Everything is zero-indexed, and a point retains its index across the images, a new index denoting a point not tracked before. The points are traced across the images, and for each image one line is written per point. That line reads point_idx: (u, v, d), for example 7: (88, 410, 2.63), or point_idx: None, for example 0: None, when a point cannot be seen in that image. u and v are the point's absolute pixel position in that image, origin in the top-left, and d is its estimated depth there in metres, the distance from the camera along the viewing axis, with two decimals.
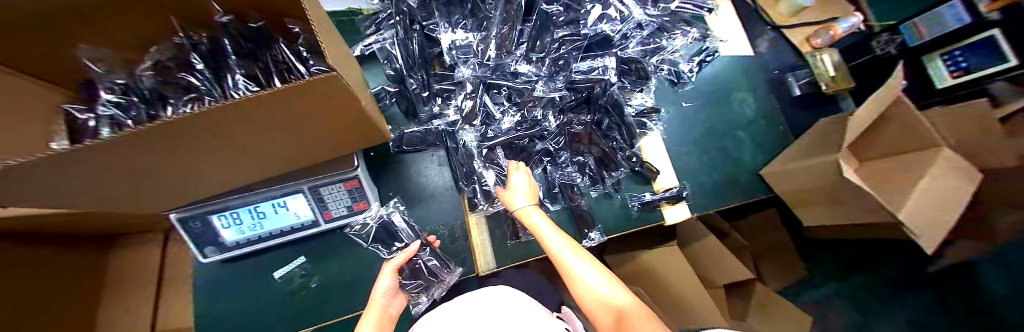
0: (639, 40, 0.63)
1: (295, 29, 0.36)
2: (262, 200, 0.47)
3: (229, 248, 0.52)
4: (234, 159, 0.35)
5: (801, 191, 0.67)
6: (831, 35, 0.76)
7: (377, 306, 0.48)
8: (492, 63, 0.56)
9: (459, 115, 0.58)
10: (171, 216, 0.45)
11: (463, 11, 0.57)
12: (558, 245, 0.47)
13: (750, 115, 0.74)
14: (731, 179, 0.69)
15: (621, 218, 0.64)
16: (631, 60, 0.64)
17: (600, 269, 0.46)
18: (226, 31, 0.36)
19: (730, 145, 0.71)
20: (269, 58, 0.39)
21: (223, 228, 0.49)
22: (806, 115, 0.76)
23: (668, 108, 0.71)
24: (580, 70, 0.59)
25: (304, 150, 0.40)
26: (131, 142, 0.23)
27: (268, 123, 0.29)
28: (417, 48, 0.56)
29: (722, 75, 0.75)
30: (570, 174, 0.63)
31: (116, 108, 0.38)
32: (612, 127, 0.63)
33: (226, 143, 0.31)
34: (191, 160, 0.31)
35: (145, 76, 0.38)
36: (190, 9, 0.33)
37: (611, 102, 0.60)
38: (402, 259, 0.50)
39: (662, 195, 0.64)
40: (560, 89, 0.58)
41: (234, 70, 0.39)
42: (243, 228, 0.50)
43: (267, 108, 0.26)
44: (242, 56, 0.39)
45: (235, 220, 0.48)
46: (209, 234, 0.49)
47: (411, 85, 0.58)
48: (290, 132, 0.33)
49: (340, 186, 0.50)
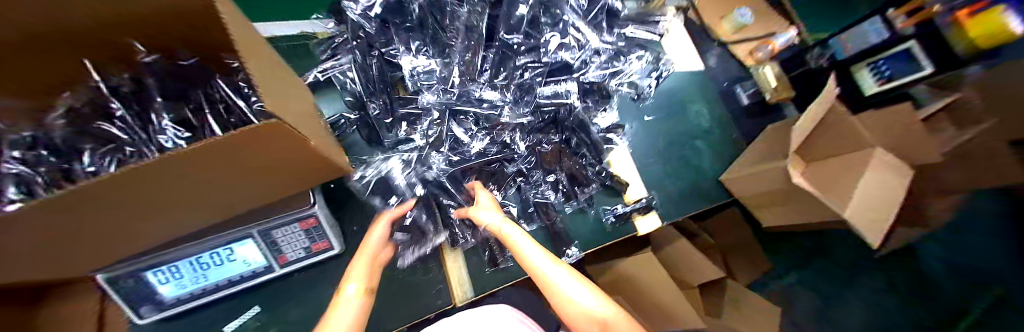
0: (598, 65, 0.65)
1: (233, 63, 0.35)
2: (205, 250, 0.42)
3: (167, 305, 0.46)
4: (160, 214, 0.31)
5: (759, 195, 0.71)
6: (769, 48, 0.85)
7: (366, 254, 0.47)
8: (457, 90, 0.56)
9: (426, 140, 0.57)
10: (97, 276, 0.39)
11: (424, 36, 0.58)
12: (535, 260, 0.45)
13: (708, 125, 0.78)
14: (695, 186, 0.73)
15: (596, 233, 0.65)
16: (593, 83, 0.65)
17: (583, 280, 0.44)
18: (152, 71, 0.34)
19: (693, 154, 0.75)
20: (201, 96, 0.36)
21: (160, 284, 0.43)
22: (755, 122, 0.83)
23: (633, 122, 0.74)
24: (544, 95, 0.60)
25: (248, 195, 0.36)
26: (20, 218, 0.19)
27: (205, 175, 0.27)
28: (377, 73, 0.55)
29: (680, 87, 0.80)
30: (543, 192, 0.64)
31: (20, 165, 0.32)
32: (580, 145, 0.64)
33: (152, 200, 0.27)
34: (108, 221, 0.27)
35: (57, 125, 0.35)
36: (103, 52, 0.30)
37: (577, 123, 0.62)
38: (399, 211, 0.53)
39: (633, 206, 0.65)
40: (527, 114, 0.58)
41: (162, 113, 0.35)
42: (184, 282, 0.44)
43: (200, 160, 0.23)
44: (174, 100, 0.36)
45: (174, 274, 0.43)
46: (142, 293, 0.43)
47: (372, 109, 0.55)
48: (232, 179, 0.30)
49: (297, 226, 0.46)
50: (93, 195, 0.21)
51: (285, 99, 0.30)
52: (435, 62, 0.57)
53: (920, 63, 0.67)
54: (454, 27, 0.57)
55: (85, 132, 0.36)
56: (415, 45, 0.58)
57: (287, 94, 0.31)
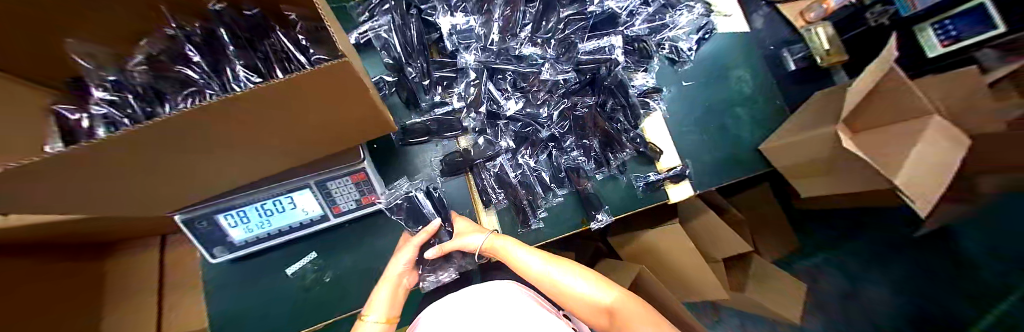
0: (645, 16, 0.65)
1: (291, 15, 0.35)
2: (268, 196, 0.45)
3: (237, 247, 0.51)
4: (233, 159, 0.34)
5: (799, 165, 0.68)
6: (823, 9, 0.76)
7: (389, 279, 0.51)
8: (496, 47, 0.56)
9: (463, 102, 0.58)
10: (175, 217, 0.43)
11: None
12: (532, 268, 0.49)
13: (750, 91, 0.74)
14: (732, 156, 0.71)
15: (627, 199, 0.65)
16: (637, 38, 0.64)
17: (582, 274, 0.49)
18: (221, 19, 0.35)
19: (731, 122, 0.72)
20: (267, 46, 0.38)
21: (230, 227, 0.48)
22: (802, 89, 0.78)
23: (671, 87, 0.71)
24: (585, 50, 0.59)
25: (303, 146, 0.38)
26: (141, 139, 0.21)
27: (277, 115, 0.28)
28: (415, 34, 0.55)
29: (721, 50, 0.75)
30: (576, 159, 0.63)
31: (111, 106, 0.36)
32: (616, 109, 0.62)
33: (231, 139, 0.29)
34: (195, 159, 0.30)
35: (141, 71, 0.37)
36: None
37: (616, 83, 0.61)
38: (423, 237, 0.53)
39: (666, 174, 0.64)
40: (567, 71, 0.58)
41: (234, 61, 0.38)
42: (250, 226, 0.49)
43: (276, 99, 0.24)
44: (239, 48, 0.37)
45: (241, 218, 0.47)
46: (215, 235, 0.48)
47: (410, 72, 0.56)
48: (297, 123, 0.32)
49: (347, 180, 0.49)
50: (194, 124, 0.23)
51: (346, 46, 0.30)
52: (468, 20, 0.55)
53: (994, 22, 0.60)
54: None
55: (164, 78, 0.38)
56: (453, 2, 0.56)
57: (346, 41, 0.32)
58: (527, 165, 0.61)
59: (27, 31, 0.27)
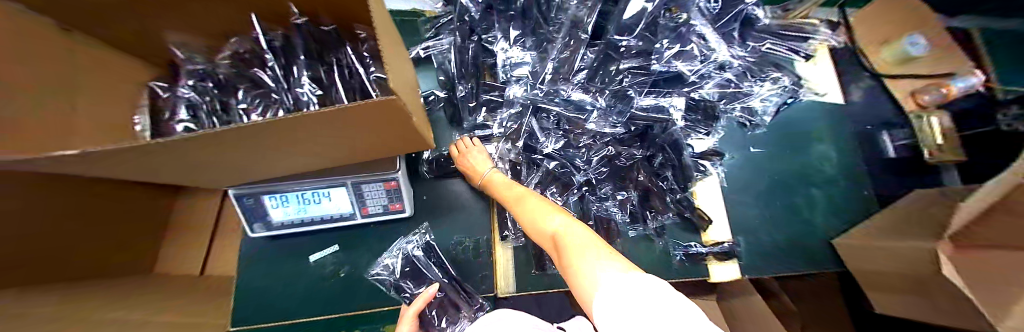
0: (718, 81, 0.58)
1: (362, 34, 0.38)
2: (309, 188, 0.48)
3: (274, 227, 0.55)
4: (276, 161, 0.36)
5: (882, 276, 0.56)
6: (943, 93, 0.65)
7: None
8: (545, 86, 0.54)
9: (502, 131, 0.57)
10: (229, 190, 0.48)
11: (524, 27, 0.57)
12: (509, 193, 0.48)
13: (832, 173, 0.64)
14: (797, 245, 0.60)
15: (661, 267, 0.56)
16: (707, 102, 0.57)
17: (554, 207, 0.42)
18: (302, 35, 0.38)
19: (801, 203, 0.62)
20: (333, 59, 0.40)
21: (272, 208, 0.52)
22: (903, 182, 0.64)
23: (732, 152, 0.64)
24: (641, 106, 0.55)
25: (341, 156, 0.40)
26: (202, 151, 0.23)
27: (327, 133, 0.29)
28: (471, 57, 0.56)
29: (802, 121, 0.66)
30: (608, 209, 0.58)
31: (194, 92, 0.42)
32: (664, 166, 0.57)
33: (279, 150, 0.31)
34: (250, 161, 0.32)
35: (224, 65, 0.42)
36: (270, 10, 0.36)
37: (668, 141, 0.55)
38: (422, 302, 0.52)
39: (710, 248, 0.57)
40: (616, 124, 0.54)
41: (302, 70, 0.40)
42: (288, 210, 0.52)
43: (319, 127, 0.25)
44: (311, 59, 0.40)
45: (284, 201, 0.50)
46: (257, 211, 0.52)
47: (459, 93, 0.57)
48: (340, 140, 0.33)
49: (380, 185, 0.51)
50: (248, 143, 0.24)
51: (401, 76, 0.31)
52: (527, 56, 0.56)
53: None
54: (560, 21, 0.54)
55: (240, 75, 0.42)
56: (514, 34, 0.57)
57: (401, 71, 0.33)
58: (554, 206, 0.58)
59: (138, 10, 0.34)
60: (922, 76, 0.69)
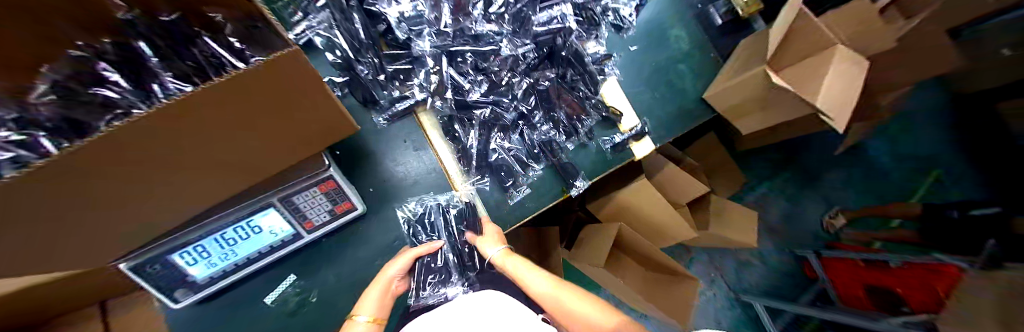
0: None
1: (217, 17, 0.32)
2: (226, 225, 0.41)
3: (201, 286, 0.47)
4: (150, 196, 0.29)
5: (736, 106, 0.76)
6: None
7: (381, 282, 0.50)
8: (451, 29, 0.55)
9: (425, 92, 0.57)
10: (120, 266, 0.37)
11: None
12: (535, 283, 0.51)
13: (691, 47, 0.82)
14: (682, 110, 0.78)
15: (599, 163, 0.67)
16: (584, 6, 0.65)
17: (584, 299, 0.48)
18: (136, 31, 0.31)
19: (677, 78, 0.79)
20: (195, 53, 0.36)
21: (189, 266, 0.43)
22: (732, 39, 0.85)
23: (620, 52, 0.75)
24: (539, 21, 0.60)
25: (241, 168, 0.34)
26: (73, 162, 0.19)
27: (205, 126, 0.25)
28: (360, 28, 0.52)
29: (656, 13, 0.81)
30: (547, 133, 0.64)
31: (19, 148, 0.29)
32: (577, 79, 0.64)
33: (144, 171, 0.25)
34: (129, 187, 0.26)
35: (46, 104, 0.31)
36: (88, 12, 0.26)
37: (572, 53, 0.63)
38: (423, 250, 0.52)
39: (629, 134, 0.67)
40: (526, 44, 0.59)
41: (161, 74, 0.35)
42: (212, 260, 0.44)
43: (177, 116, 0.21)
44: (165, 58, 0.36)
45: (202, 255, 0.42)
46: (172, 277, 0.43)
47: (362, 71, 0.52)
48: (233, 140, 0.29)
49: (315, 191, 0.46)
50: (120, 140, 0.20)
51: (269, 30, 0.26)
52: (419, 8, 0.54)
53: None
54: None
55: (77, 105, 0.32)
56: None
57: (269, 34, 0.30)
58: (502, 148, 0.61)
59: None
60: None
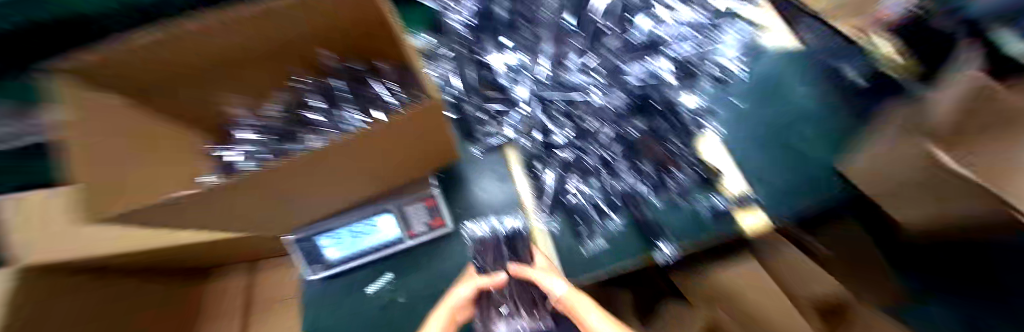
0: (692, 41, 0.62)
1: (380, 65, 0.46)
2: (356, 220, 0.51)
3: (332, 265, 0.56)
4: (297, 191, 0.38)
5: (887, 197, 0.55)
6: None
7: (450, 301, 0.41)
8: (548, 79, 0.59)
9: (515, 131, 0.62)
10: (290, 238, 0.51)
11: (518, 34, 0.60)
12: None
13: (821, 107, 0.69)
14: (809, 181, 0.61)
15: (692, 226, 0.55)
16: (686, 61, 0.62)
17: None
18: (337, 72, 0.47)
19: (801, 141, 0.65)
20: (365, 91, 0.46)
21: (329, 247, 0.53)
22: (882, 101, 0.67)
23: (716, 106, 0.72)
24: (633, 74, 0.59)
25: (359, 179, 0.41)
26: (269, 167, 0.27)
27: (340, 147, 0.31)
28: (473, 75, 0.63)
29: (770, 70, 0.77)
30: (631, 183, 0.59)
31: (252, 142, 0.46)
32: (669, 131, 0.61)
33: (296, 174, 0.33)
34: (282, 185, 0.34)
35: (274, 115, 0.48)
36: (311, 54, 0.43)
37: (665, 105, 0.61)
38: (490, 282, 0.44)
39: (732, 200, 0.56)
40: (617, 96, 0.59)
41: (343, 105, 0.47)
42: (343, 246, 0.54)
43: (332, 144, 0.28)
44: (346, 93, 0.47)
45: (337, 238, 0.52)
46: (316, 253, 0.54)
47: (467, 108, 0.63)
48: (360, 157, 0.36)
49: (422, 205, 0.54)
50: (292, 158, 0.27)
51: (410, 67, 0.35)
52: (521, 58, 0.60)
53: None
54: (546, 24, 0.58)
55: (289, 119, 0.49)
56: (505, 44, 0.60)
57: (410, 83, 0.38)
58: (579, 192, 0.58)
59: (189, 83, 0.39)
60: None
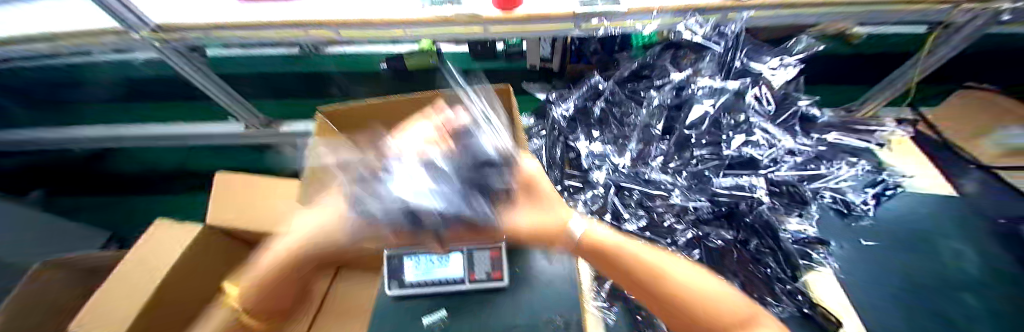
0: (794, 165, 0.56)
1: None
2: (435, 252, 0.60)
3: (403, 287, 0.59)
4: None
5: None
6: None
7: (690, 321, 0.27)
8: (627, 170, 0.59)
9: (586, 209, 0.57)
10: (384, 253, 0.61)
11: (604, 130, 0.67)
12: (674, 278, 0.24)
13: (973, 274, 0.56)
14: None
15: None
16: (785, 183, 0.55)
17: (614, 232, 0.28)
18: None
19: (951, 308, 0.51)
20: None
21: (407, 269, 0.60)
22: None
23: (839, 242, 0.60)
24: (720, 184, 0.55)
25: None
26: None
27: None
28: (557, 152, 0.67)
29: (912, 211, 0.65)
30: None
31: None
32: (763, 251, 0.52)
33: None
34: None
35: None
36: None
37: (763, 223, 0.53)
38: None
39: None
40: (697, 200, 0.54)
41: None
42: (418, 271, 0.60)
43: None
44: None
45: (416, 262, 0.60)
46: (394, 272, 0.60)
47: None
48: None
49: (487, 254, 0.60)
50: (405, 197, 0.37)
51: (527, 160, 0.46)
52: (605, 148, 0.62)
53: None
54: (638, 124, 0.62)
55: None
56: (594, 136, 0.66)
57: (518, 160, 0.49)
58: None
59: None
60: None
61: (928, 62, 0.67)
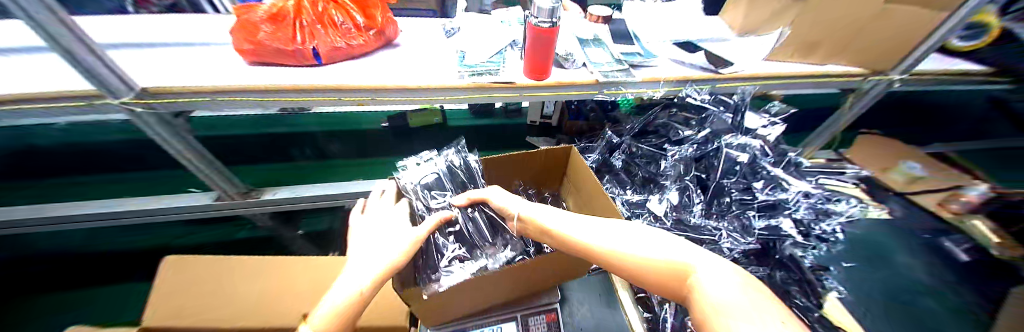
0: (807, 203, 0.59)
1: (547, 194, 0.66)
2: (484, 325, 0.53)
3: None
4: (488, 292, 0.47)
5: None
6: (966, 200, 0.87)
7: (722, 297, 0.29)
8: (669, 217, 0.58)
9: None
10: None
11: (633, 183, 0.70)
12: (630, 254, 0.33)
13: (921, 281, 0.75)
14: None
15: None
16: (807, 223, 0.54)
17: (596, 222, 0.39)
18: (525, 193, 0.63)
19: (917, 310, 0.69)
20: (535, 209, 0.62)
21: None
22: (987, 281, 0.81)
23: (836, 266, 0.69)
24: (757, 226, 0.54)
25: (519, 286, 0.50)
26: (508, 270, 0.41)
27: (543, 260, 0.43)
28: None
29: (875, 233, 0.82)
30: None
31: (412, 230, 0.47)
32: (789, 282, 0.55)
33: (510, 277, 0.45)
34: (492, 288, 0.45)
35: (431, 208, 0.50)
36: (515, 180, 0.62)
37: (786, 256, 0.55)
38: None
39: None
40: (752, 243, 0.52)
41: None
42: None
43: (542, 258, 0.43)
44: None
45: None
46: None
47: None
48: (536, 272, 0.47)
49: (542, 318, 0.55)
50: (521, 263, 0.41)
51: (594, 202, 0.51)
52: (640, 197, 0.66)
53: None
54: (668, 174, 0.65)
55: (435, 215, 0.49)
56: (625, 189, 0.69)
57: (592, 201, 0.52)
58: None
59: None
60: (938, 190, 0.92)
61: (844, 116, 0.90)
